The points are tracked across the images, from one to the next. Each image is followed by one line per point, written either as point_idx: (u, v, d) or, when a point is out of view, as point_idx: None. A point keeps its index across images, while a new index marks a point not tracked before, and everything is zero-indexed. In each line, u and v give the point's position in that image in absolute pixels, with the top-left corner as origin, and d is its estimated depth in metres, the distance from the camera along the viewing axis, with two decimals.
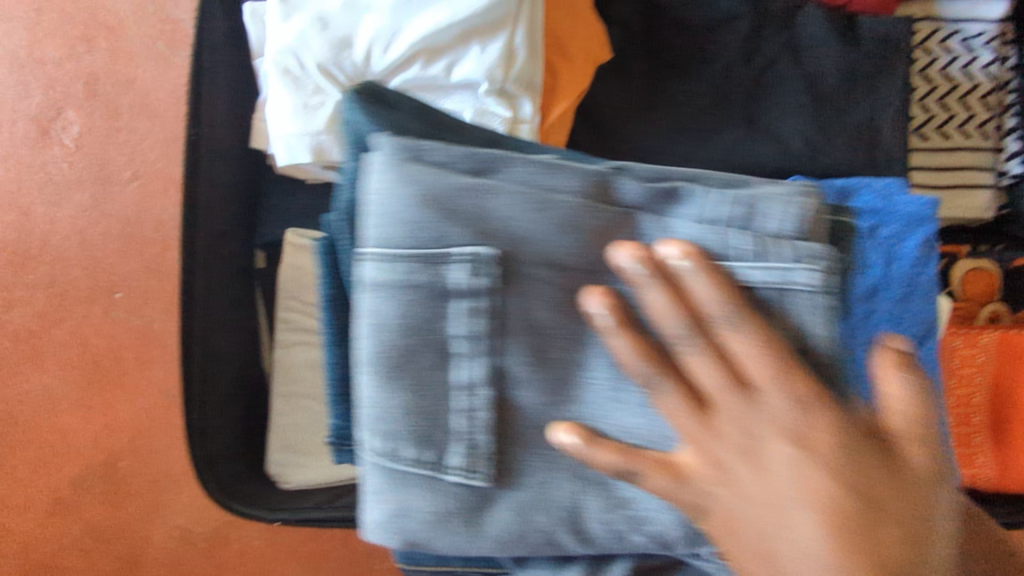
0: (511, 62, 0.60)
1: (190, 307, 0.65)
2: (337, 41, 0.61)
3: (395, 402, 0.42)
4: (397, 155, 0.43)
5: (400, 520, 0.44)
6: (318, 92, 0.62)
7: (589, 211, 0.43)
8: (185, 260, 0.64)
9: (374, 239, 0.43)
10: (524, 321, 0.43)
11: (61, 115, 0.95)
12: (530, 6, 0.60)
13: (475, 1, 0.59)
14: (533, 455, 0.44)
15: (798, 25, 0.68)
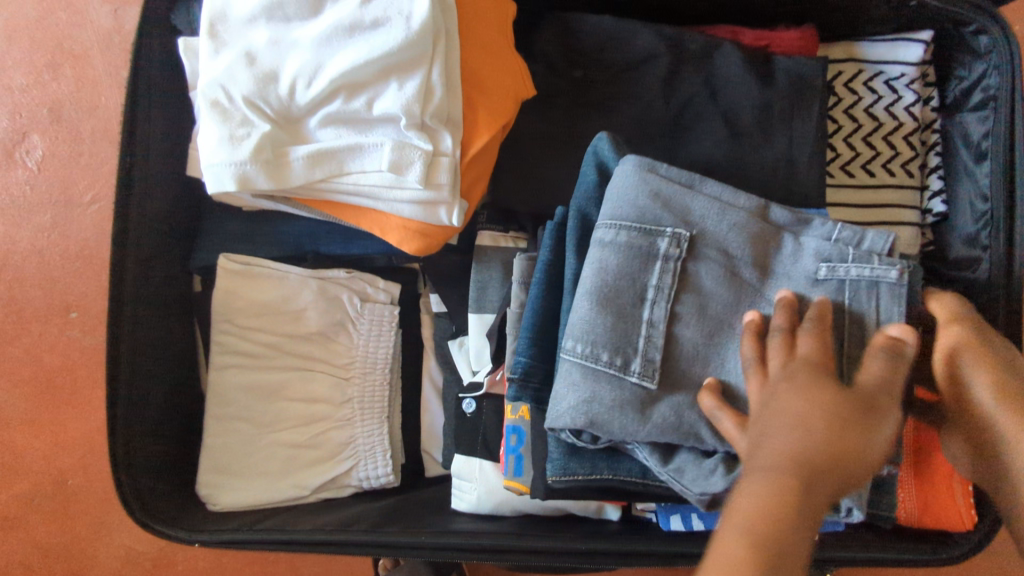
0: (428, 97, 0.62)
1: (118, 329, 0.66)
2: (264, 75, 0.63)
3: (607, 321, 0.58)
4: (644, 170, 0.61)
5: (588, 404, 0.57)
6: (245, 122, 0.64)
7: (749, 222, 0.60)
8: (113, 282, 0.65)
9: (612, 220, 0.61)
10: (697, 283, 0.60)
11: (25, 140, 0.98)
12: (445, 44, 0.62)
13: (391, 37, 0.60)
14: (682, 372, 0.58)
15: (716, 63, 0.69)
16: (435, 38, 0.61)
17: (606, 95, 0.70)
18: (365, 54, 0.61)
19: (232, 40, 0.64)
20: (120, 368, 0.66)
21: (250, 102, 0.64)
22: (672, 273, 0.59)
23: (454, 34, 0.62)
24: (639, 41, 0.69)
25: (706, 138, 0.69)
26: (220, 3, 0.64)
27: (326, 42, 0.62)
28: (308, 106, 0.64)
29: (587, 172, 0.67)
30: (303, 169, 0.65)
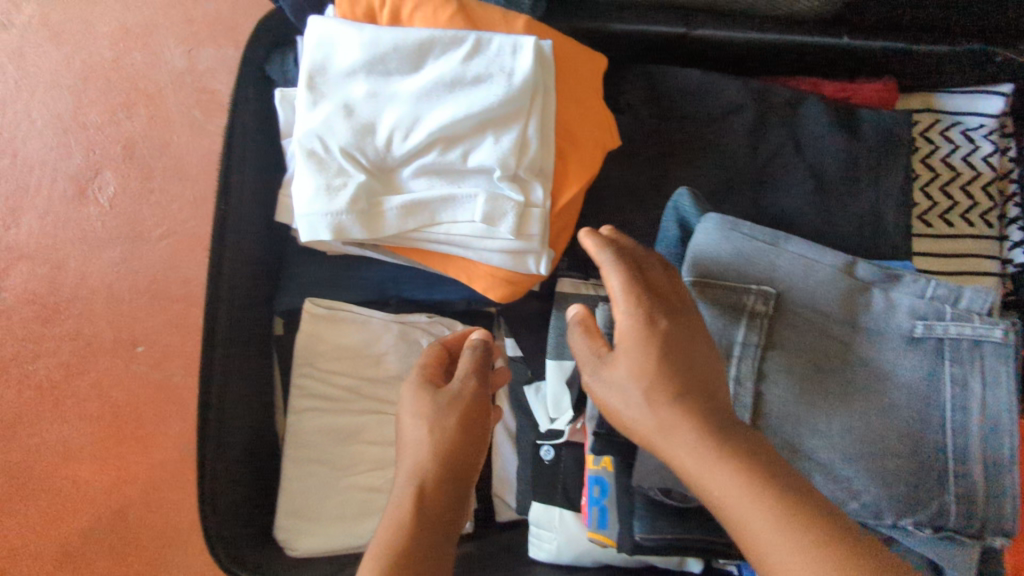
0: (524, 150, 0.63)
1: (210, 374, 0.66)
2: (361, 127, 0.63)
3: None
4: (725, 226, 0.59)
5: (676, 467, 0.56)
6: (341, 173, 0.64)
7: (837, 280, 0.58)
8: (207, 327, 0.66)
9: (696, 274, 0.59)
10: (785, 340, 0.58)
11: (98, 176, 1.00)
12: (542, 99, 0.62)
13: (492, 93, 0.61)
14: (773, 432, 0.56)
15: (800, 117, 0.70)
16: (533, 94, 0.62)
17: (691, 145, 0.71)
18: (466, 109, 0.61)
19: (329, 91, 0.64)
20: (210, 412, 0.66)
21: (347, 153, 0.64)
22: (762, 329, 0.58)
23: (551, 90, 0.63)
24: (725, 94, 0.70)
25: (791, 189, 0.70)
26: (317, 55, 0.63)
27: (426, 97, 0.62)
28: (403, 158, 0.64)
29: (668, 228, 0.65)
30: (396, 219, 0.65)
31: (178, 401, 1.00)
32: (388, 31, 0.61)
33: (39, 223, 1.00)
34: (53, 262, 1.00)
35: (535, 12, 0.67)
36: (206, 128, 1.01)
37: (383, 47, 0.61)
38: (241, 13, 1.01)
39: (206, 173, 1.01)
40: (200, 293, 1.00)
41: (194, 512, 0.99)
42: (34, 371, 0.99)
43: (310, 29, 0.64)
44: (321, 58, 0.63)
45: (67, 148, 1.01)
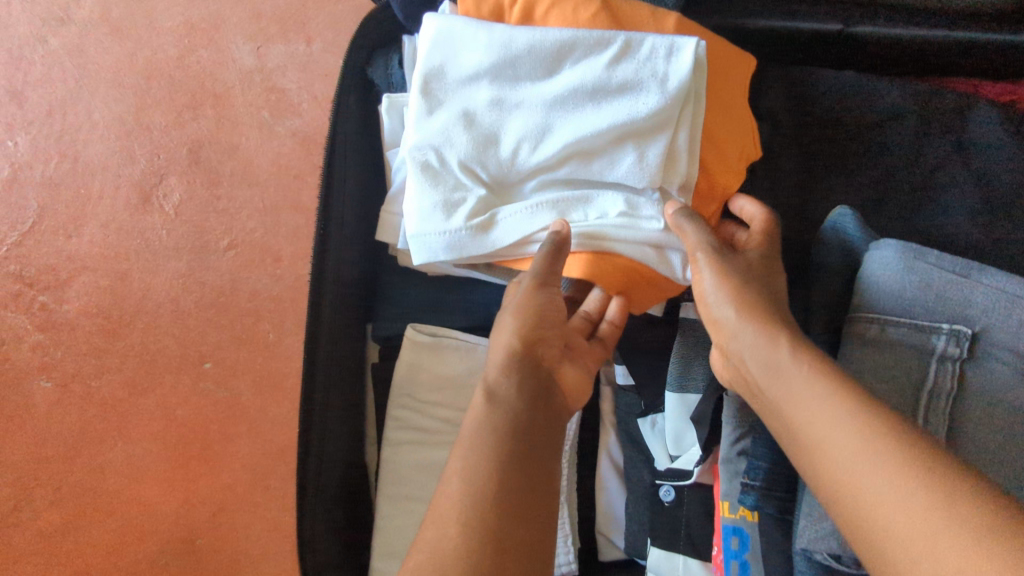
0: (669, 164, 0.55)
1: (311, 401, 0.61)
2: (483, 137, 0.56)
3: None
4: (907, 251, 0.52)
5: None
6: (459, 187, 0.56)
7: None
8: (308, 349, 0.61)
9: (871, 309, 0.52)
10: (981, 389, 0.49)
11: (163, 182, 0.95)
12: (694, 106, 0.55)
13: (639, 101, 0.53)
14: None
15: (968, 124, 0.62)
16: (684, 101, 0.54)
17: (840, 156, 0.64)
18: (607, 118, 0.53)
19: (448, 99, 0.57)
20: (310, 451, 0.61)
21: (465, 165, 0.56)
22: (954, 376, 0.49)
23: (701, 96, 0.55)
24: (884, 99, 0.63)
25: (961, 208, 0.61)
26: (436, 58, 0.56)
27: (560, 105, 0.55)
28: (529, 172, 0.57)
29: (826, 251, 0.58)
30: (514, 235, 0.56)
31: (247, 420, 0.93)
32: (520, 31, 0.54)
33: (101, 232, 0.95)
34: (117, 273, 0.95)
35: (677, 8, 0.61)
36: (275, 130, 0.95)
37: (514, 49, 0.54)
38: (312, 7, 0.97)
39: (275, 179, 0.95)
40: (269, 307, 0.94)
41: (262, 540, 0.92)
42: (98, 387, 0.94)
43: (428, 29, 0.57)
44: (440, 61, 0.56)
45: (129, 152, 0.95)
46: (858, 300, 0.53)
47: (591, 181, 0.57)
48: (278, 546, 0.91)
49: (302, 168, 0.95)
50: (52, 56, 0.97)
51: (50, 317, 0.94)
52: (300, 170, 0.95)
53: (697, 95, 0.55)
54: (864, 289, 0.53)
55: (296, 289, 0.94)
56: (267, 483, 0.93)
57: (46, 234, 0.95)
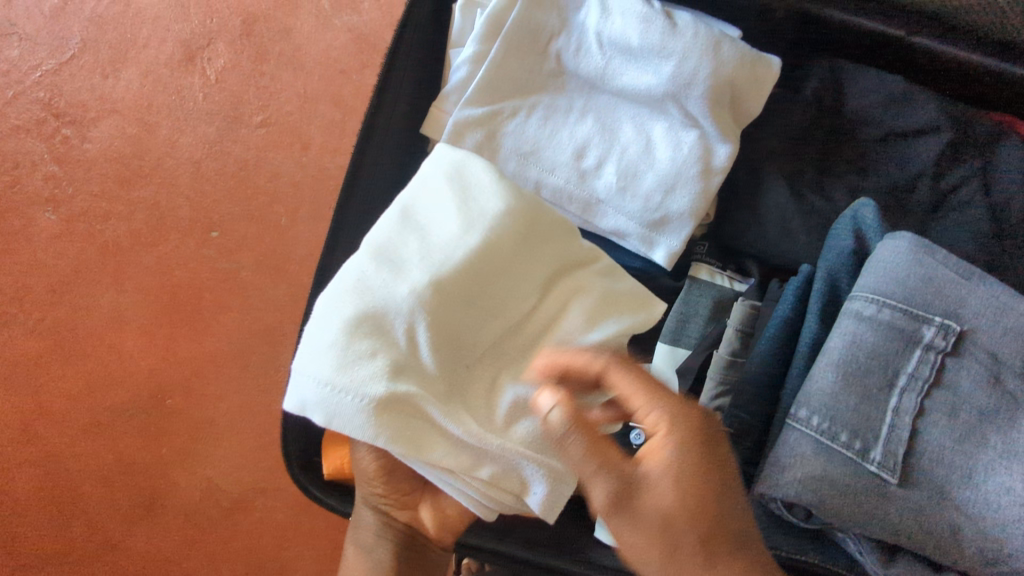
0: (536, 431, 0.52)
1: (328, 262, 0.62)
2: (351, 353, 0.47)
3: (845, 397, 0.54)
4: (918, 247, 0.56)
5: (820, 483, 0.52)
6: (359, 357, 0.47)
7: None
8: (337, 212, 0.62)
9: (869, 288, 0.56)
10: (953, 383, 0.54)
11: (210, 46, 0.95)
12: (743, 96, 0.64)
13: (717, 74, 0.62)
14: (921, 472, 0.52)
15: (995, 156, 0.66)
16: (738, 83, 0.63)
17: (867, 155, 0.67)
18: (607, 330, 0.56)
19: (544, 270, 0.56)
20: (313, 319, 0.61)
21: (471, 334, 0.52)
22: (934, 366, 0.54)
23: (756, 85, 0.63)
24: (922, 110, 0.66)
25: (967, 227, 0.64)
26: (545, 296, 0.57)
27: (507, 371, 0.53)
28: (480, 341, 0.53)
29: (839, 237, 0.62)
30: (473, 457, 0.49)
31: (241, 296, 0.94)
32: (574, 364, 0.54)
33: (138, 80, 0.95)
34: (144, 124, 0.95)
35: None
36: (332, 22, 0.95)
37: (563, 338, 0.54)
38: None
39: (322, 69, 0.95)
40: (288, 192, 0.95)
41: (229, 411, 0.93)
42: (101, 231, 0.95)
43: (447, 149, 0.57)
44: (418, 197, 0.55)
45: (184, 10, 0.95)
46: (862, 279, 0.57)
47: (653, 142, 0.65)
48: (244, 421, 0.93)
49: (349, 64, 0.95)
50: None
51: (69, 151, 0.94)
52: (347, 66, 0.95)
53: (747, 90, 0.63)
54: (872, 269, 0.57)
55: (318, 179, 0.95)
56: (247, 361, 0.94)
57: (84, 70, 0.95)
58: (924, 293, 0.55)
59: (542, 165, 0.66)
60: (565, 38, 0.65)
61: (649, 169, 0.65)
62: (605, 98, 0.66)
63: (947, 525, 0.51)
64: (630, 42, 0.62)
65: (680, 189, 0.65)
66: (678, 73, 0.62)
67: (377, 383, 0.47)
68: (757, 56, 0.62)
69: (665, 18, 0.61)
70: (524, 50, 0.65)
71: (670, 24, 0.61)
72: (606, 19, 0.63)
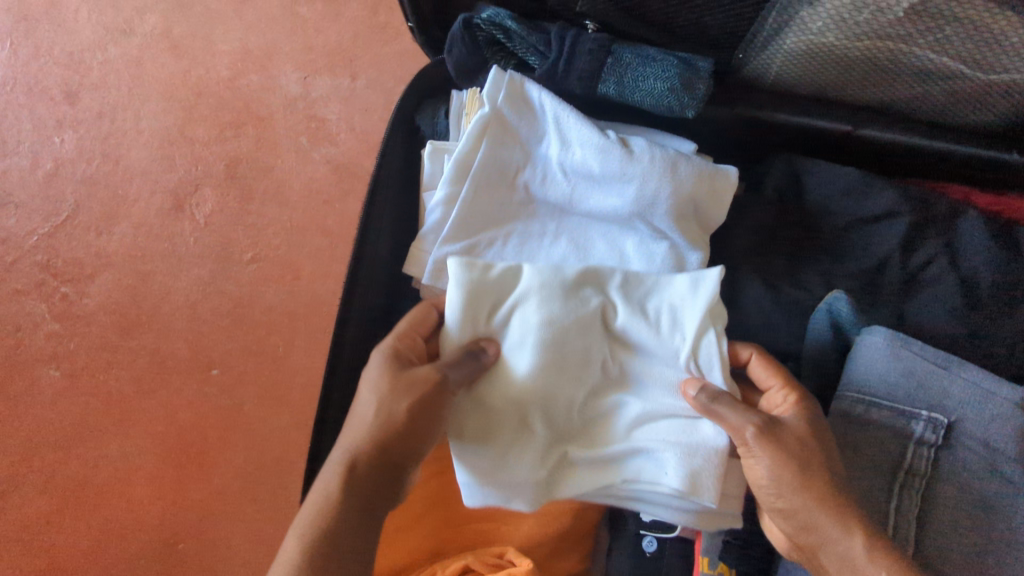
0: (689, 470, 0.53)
1: (326, 410, 0.63)
2: (507, 455, 0.54)
3: None
4: (893, 341, 0.57)
5: None
6: (512, 456, 0.54)
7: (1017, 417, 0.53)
8: (331, 357, 0.63)
9: (853, 388, 0.58)
10: (951, 476, 0.54)
11: (197, 192, 0.99)
12: (706, 209, 0.67)
13: (679, 190, 0.64)
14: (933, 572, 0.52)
15: (957, 230, 0.67)
16: (699, 194, 0.65)
17: (834, 243, 0.69)
18: (704, 292, 0.55)
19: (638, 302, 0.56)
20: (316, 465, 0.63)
21: (583, 378, 0.56)
22: (929, 460, 0.54)
23: (716, 194, 0.66)
24: (880, 198, 0.68)
25: (941, 301, 0.65)
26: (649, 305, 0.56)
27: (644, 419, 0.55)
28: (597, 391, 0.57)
29: (817, 331, 0.64)
30: (643, 471, 0.55)
31: (246, 430, 0.96)
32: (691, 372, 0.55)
33: (131, 233, 0.99)
34: (140, 274, 0.98)
35: (698, 110, 0.64)
36: (311, 156, 0.99)
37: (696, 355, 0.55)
38: (361, 46, 1.00)
39: (305, 202, 0.98)
40: (283, 323, 0.97)
41: (243, 549, 0.93)
42: (105, 382, 0.96)
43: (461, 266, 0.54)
44: (470, 298, 0.54)
45: (169, 161, 0.99)
46: (846, 378, 0.59)
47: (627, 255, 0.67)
48: (258, 557, 0.92)
49: (332, 194, 0.99)
50: (110, 64, 1.01)
51: (69, 309, 0.97)
52: (329, 196, 0.98)
53: (707, 202, 0.66)
54: (852, 367, 0.59)
55: (311, 307, 0.97)
56: (256, 494, 0.94)
57: (79, 229, 0.99)
58: (909, 388, 0.56)
59: None
60: (531, 169, 0.68)
61: None
62: (576, 220, 0.68)
63: None
64: (592, 170, 0.65)
65: None
66: (640, 195, 0.64)
67: (530, 465, 0.54)
68: (715, 167, 0.66)
69: (621, 146, 0.64)
70: (492, 186, 0.67)
71: (626, 151, 0.64)
72: (566, 150, 0.66)
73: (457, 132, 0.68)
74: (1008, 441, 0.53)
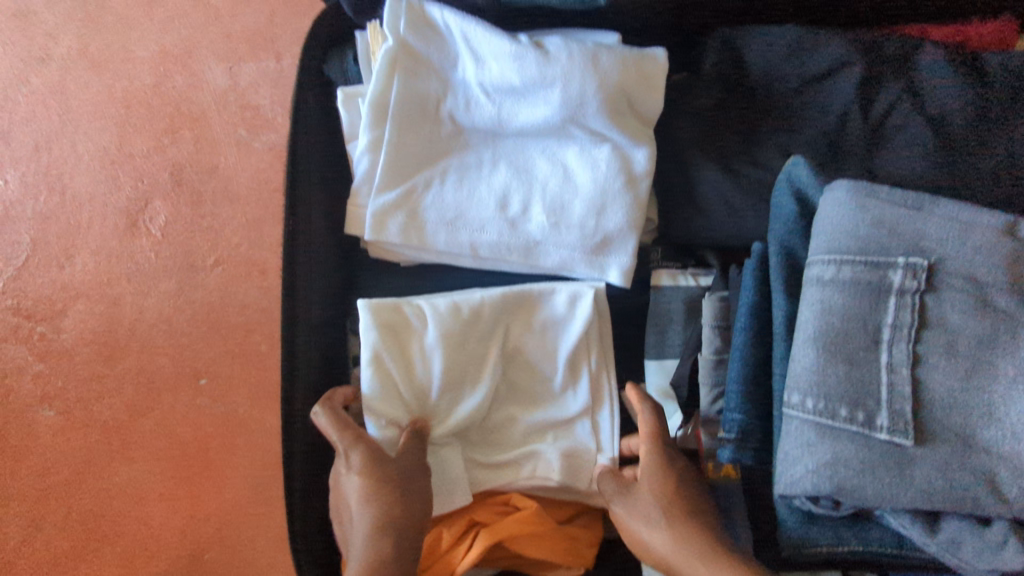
0: (572, 467, 0.67)
1: (292, 373, 0.63)
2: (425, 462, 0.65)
3: (832, 369, 0.51)
4: (857, 193, 0.53)
5: (833, 467, 0.50)
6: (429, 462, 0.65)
7: (999, 245, 0.49)
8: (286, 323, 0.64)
9: (824, 252, 0.53)
10: (941, 321, 0.50)
11: (149, 207, 0.97)
12: (640, 99, 0.63)
13: (607, 83, 0.61)
14: (937, 423, 0.49)
15: (916, 68, 0.62)
16: (630, 84, 0.61)
17: (787, 111, 0.64)
18: (581, 313, 0.66)
19: (535, 320, 0.68)
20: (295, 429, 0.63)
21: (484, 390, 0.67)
22: (914, 309, 0.50)
23: (648, 79, 0.62)
24: (827, 51, 0.63)
25: (912, 147, 0.61)
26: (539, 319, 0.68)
27: (532, 432, 0.68)
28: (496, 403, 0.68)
29: (781, 204, 0.59)
30: (538, 471, 0.67)
31: (246, 432, 0.95)
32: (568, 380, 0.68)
33: (93, 260, 0.97)
34: (111, 299, 0.97)
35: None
36: (253, 146, 0.96)
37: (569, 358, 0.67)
38: (279, 23, 0.97)
39: (256, 193, 0.96)
40: (260, 319, 0.95)
41: (267, 548, 0.92)
42: (99, 412, 0.96)
43: (370, 308, 0.63)
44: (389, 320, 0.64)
45: (114, 180, 0.97)
46: (815, 242, 0.54)
47: (573, 162, 0.64)
48: (284, 554, 0.92)
49: (282, 181, 0.96)
50: (35, 95, 0.98)
51: (50, 347, 0.97)
52: (279, 183, 0.96)
53: (639, 92, 0.62)
54: (821, 228, 0.54)
55: None
56: (269, 491, 0.94)
57: (42, 266, 0.98)
58: (884, 239, 0.51)
59: (471, 227, 0.65)
60: (453, 98, 0.64)
61: (575, 197, 0.64)
62: (511, 142, 0.66)
63: (981, 470, 0.48)
64: (512, 83, 0.62)
65: (611, 206, 0.64)
66: (566, 97, 0.61)
67: (440, 468, 0.65)
68: (639, 52, 0.62)
69: (535, 49, 0.60)
70: (417, 124, 0.64)
71: (542, 53, 0.60)
72: (482, 68, 0.62)
73: (368, 75, 0.64)
74: (996, 272, 0.49)
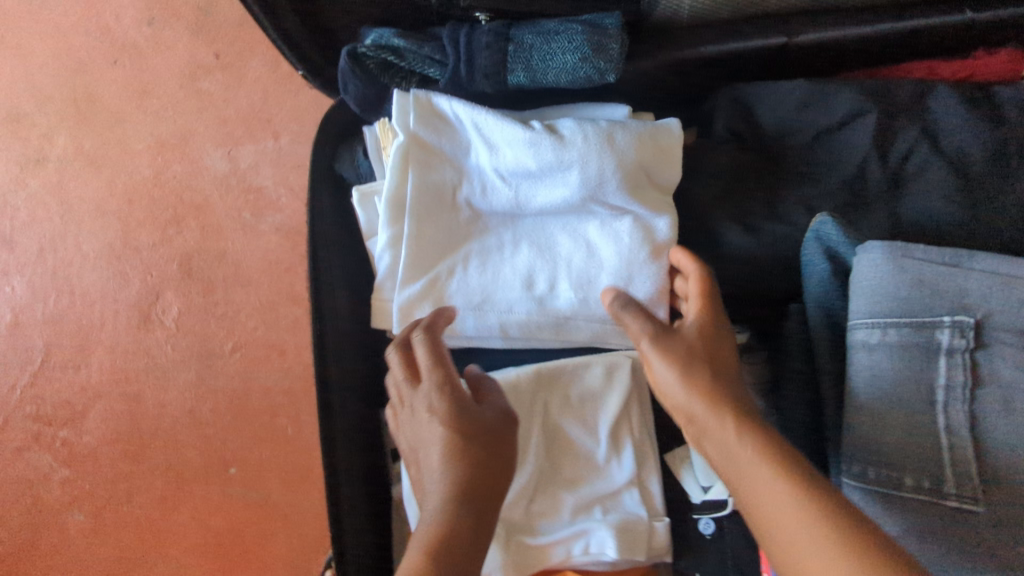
0: (625, 542, 0.64)
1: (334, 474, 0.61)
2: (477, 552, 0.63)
3: (891, 436, 0.50)
4: (893, 253, 0.52)
5: (906, 540, 0.49)
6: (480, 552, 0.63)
7: None
8: (322, 421, 0.62)
9: (867, 314, 0.52)
10: (994, 377, 0.49)
11: (160, 299, 0.96)
12: (659, 168, 0.62)
13: (625, 158, 0.59)
14: (1006, 485, 0.48)
15: (928, 111, 0.62)
16: (647, 155, 0.60)
17: (803, 163, 0.64)
18: (618, 384, 0.66)
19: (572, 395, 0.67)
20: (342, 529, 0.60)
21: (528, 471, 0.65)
22: (966, 367, 0.50)
23: (664, 148, 0.61)
24: (838, 102, 0.63)
25: (933, 190, 0.60)
26: (575, 393, 0.67)
27: (580, 508, 0.66)
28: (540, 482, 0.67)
29: (813, 261, 0.58)
30: (590, 548, 0.65)
31: (281, 518, 0.93)
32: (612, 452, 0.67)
33: (109, 358, 0.96)
34: (131, 395, 0.96)
35: (618, 73, 0.59)
36: (259, 228, 0.95)
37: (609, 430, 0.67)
38: (274, 102, 0.96)
39: (267, 275, 0.95)
40: (284, 402, 0.94)
41: None
42: (130, 512, 0.94)
43: None
44: None
45: (122, 275, 0.96)
46: (854, 305, 0.54)
47: (594, 236, 0.63)
48: None
49: (293, 261, 0.95)
50: (34, 197, 0.97)
51: (73, 450, 0.95)
52: (289, 263, 0.95)
53: (657, 161, 0.61)
54: (857, 290, 0.53)
55: (307, 379, 0.94)
56: None
57: (58, 370, 0.96)
58: (927, 298, 0.51)
59: (498, 309, 0.64)
60: (468, 185, 0.64)
61: (600, 271, 0.63)
62: (530, 222, 0.65)
63: None
64: (527, 167, 0.61)
65: (639, 278, 0.62)
66: (584, 179, 0.60)
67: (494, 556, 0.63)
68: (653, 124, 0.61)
69: (550, 135, 0.59)
70: (434, 214, 0.63)
71: (556, 137, 0.60)
72: (495, 154, 0.61)
73: (381, 170, 0.64)
74: None
